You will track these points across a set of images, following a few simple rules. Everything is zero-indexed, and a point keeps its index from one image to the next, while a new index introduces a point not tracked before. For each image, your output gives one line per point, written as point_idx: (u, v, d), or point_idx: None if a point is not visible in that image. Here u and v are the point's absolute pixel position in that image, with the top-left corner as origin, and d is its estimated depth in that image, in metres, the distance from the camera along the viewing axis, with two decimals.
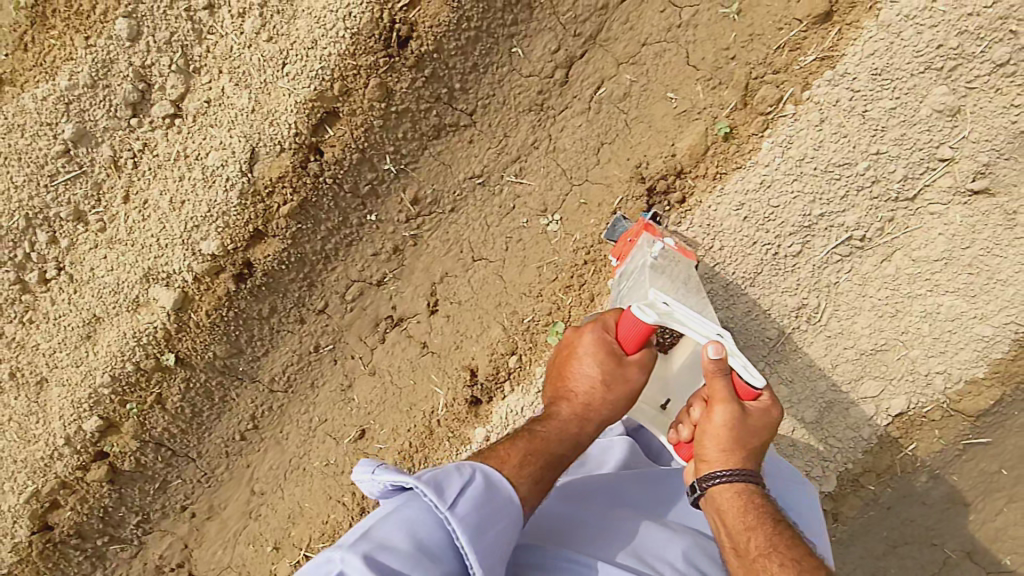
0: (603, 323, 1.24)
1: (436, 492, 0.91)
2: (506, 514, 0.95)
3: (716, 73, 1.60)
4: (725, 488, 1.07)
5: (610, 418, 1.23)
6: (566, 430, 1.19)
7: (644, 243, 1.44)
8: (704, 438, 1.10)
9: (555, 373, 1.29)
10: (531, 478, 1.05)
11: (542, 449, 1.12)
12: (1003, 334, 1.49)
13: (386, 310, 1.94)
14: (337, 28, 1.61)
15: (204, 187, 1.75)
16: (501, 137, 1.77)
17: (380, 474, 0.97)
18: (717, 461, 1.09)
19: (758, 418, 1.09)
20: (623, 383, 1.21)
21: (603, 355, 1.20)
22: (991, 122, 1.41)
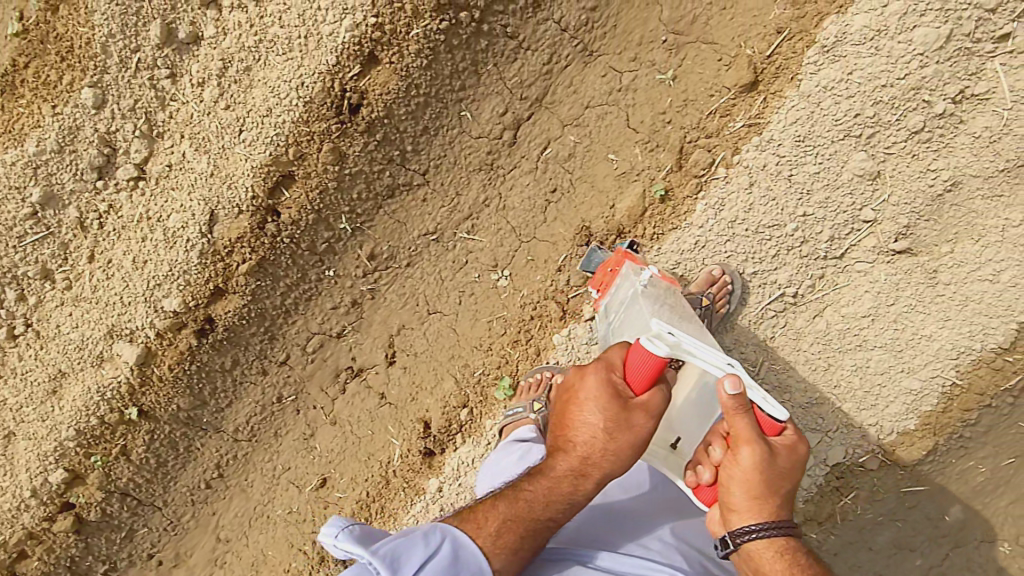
0: (609, 362, 1.19)
1: (391, 570, 1.01)
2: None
3: (653, 136, 1.68)
4: (760, 540, 1.09)
5: (612, 472, 1.20)
6: (557, 488, 1.21)
7: (630, 272, 1.47)
8: (733, 485, 1.10)
9: (557, 417, 1.27)
10: (507, 549, 1.15)
11: (525, 514, 1.19)
12: (931, 387, 1.57)
13: (346, 360, 2.00)
14: (290, 97, 1.68)
15: (166, 248, 1.81)
16: (453, 195, 1.84)
17: (341, 541, 1.06)
18: (747, 509, 1.10)
19: (785, 456, 1.09)
20: (629, 432, 1.16)
21: (606, 401, 1.16)
22: (910, 185, 1.50)
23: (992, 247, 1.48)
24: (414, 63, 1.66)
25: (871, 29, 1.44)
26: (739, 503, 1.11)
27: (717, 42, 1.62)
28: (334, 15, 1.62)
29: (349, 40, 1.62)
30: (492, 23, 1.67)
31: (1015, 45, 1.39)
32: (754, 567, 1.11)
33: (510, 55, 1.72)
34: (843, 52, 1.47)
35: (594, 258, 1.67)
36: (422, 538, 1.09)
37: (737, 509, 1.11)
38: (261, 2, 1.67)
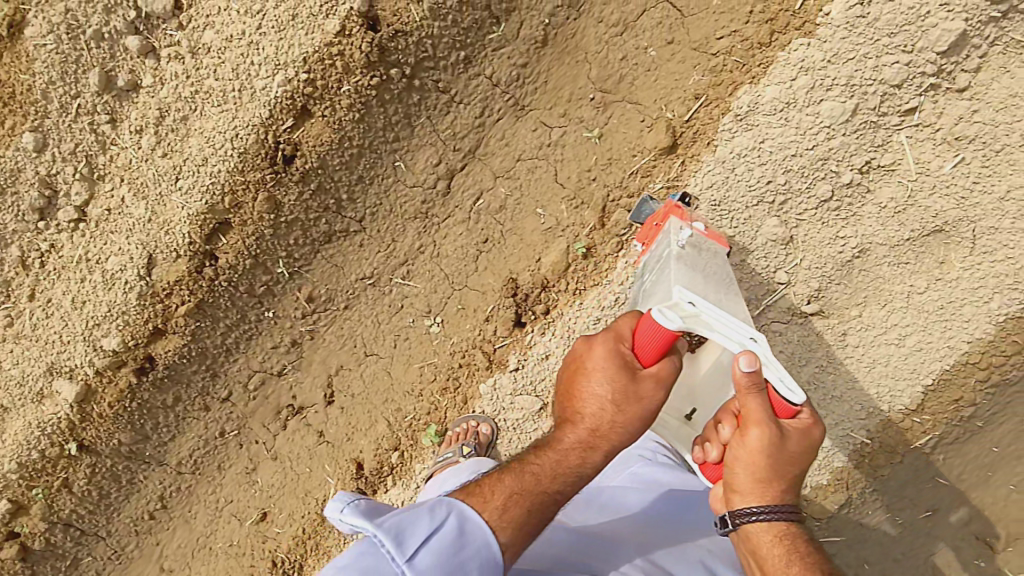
0: (616, 333, 1.18)
1: (395, 544, 0.92)
2: (471, 568, 0.95)
3: (579, 193, 1.73)
4: (761, 523, 1.07)
5: (621, 443, 1.17)
6: (566, 461, 1.14)
7: (673, 228, 1.44)
8: (738, 464, 1.08)
9: (563, 391, 1.24)
10: (512, 524, 1.01)
11: (531, 488, 1.09)
12: (842, 445, 1.67)
13: (287, 399, 2.04)
14: (225, 147, 1.71)
15: (105, 289, 1.84)
16: (389, 241, 1.88)
17: (345, 514, 0.98)
18: (750, 491, 1.08)
19: (795, 440, 1.07)
20: (637, 401, 1.14)
21: (615, 371, 1.15)
22: (822, 251, 1.55)
23: (897, 311, 1.57)
24: (346, 117, 1.70)
25: (781, 101, 1.49)
26: (744, 485, 1.09)
27: (641, 103, 1.67)
28: (267, 70, 1.66)
29: (282, 94, 1.66)
30: (424, 77, 1.71)
31: (920, 119, 1.46)
32: (752, 552, 1.08)
33: (443, 109, 1.76)
34: (755, 121, 1.53)
35: (645, 210, 1.60)
36: (429, 512, 0.98)
37: (740, 491, 1.09)
38: (197, 54, 1.70)
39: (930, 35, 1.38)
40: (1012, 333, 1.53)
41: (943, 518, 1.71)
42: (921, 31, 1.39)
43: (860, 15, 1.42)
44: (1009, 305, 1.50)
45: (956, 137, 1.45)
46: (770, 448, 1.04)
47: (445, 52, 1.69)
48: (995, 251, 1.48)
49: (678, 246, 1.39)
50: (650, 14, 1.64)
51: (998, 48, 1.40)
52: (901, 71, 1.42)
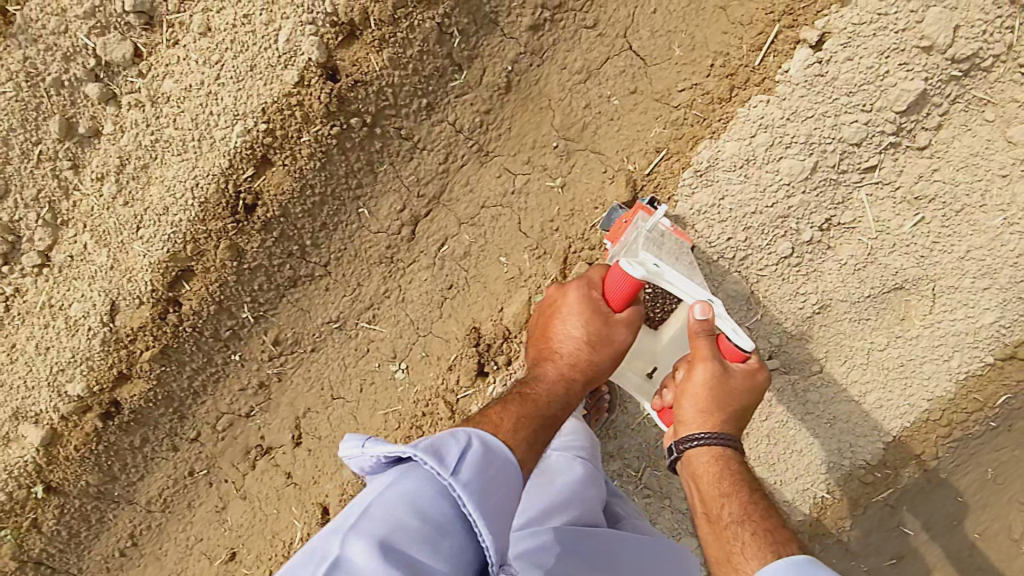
0: (588, 282, 1.34)
1: (436, 460, 0.95)
2: (503, 478, 0.99)
3: (542, 242, 1.73)
4: (701, 448, 1.23)
5: (598, 377, 1.32)
6: (556, 390, 1.28)
7: (639, 220, 1.42)
8: (685, 398, 1.23)
9: (541, 334, 1.41)
10: (523, 443, 1.10)
11: (534, 413, 1.20)
12: (804, 498, 1.65)
13: (255, 439, 2.02)
14: (185, 198, 1.70)
15: (68, 335, 1.83)
16: (354, 285, 1.86)
17: (369, 448, 1.01)
18: (694, 420, 1.23)
19: (737, 377, 1.22)
20: (609, 343, 1.30)
21: (588, 314, 1.30)
22: (783, 306, 1.55)
23: (857, 367, 1.56)
24: (307, 165, 1.68)
25: (741, 158, 1.50)
26: (689, 415, 1.24)
27: (603, 153, 1.67)
28: (226, 120, 1.65)
29: (241, 144, 1.65)
30: (385, 125, 1.70)
31: (880, 177, 1.46)
32: (692, 472, 1.25)
33: (406, 155, 1.74)
34: (715, 177, 1.53)
35: (613, 217, 1.55)
36: (454, 435, 1.01)
37: (686, 420, 1.24)
38: (157, 102, 1.69)
39: (888, 95, 1.39)
40: (974, 390, 1.56)
41: (908, 566, 1.71)
42: (880, 90, 1.40)
43: (818, 74, 1.43)
44: (968, 362, 1.54)
45: (916, 195, 1.45)
46: (713, 382, 1.19)
47: (406, 100, 1.68)
48: (953, 310, 1.50)
49: (646, 232, 1.36)
50: (613, 62, 1.64)
51: (960, 105, 1.41)
52: (860, 130, 1.42)
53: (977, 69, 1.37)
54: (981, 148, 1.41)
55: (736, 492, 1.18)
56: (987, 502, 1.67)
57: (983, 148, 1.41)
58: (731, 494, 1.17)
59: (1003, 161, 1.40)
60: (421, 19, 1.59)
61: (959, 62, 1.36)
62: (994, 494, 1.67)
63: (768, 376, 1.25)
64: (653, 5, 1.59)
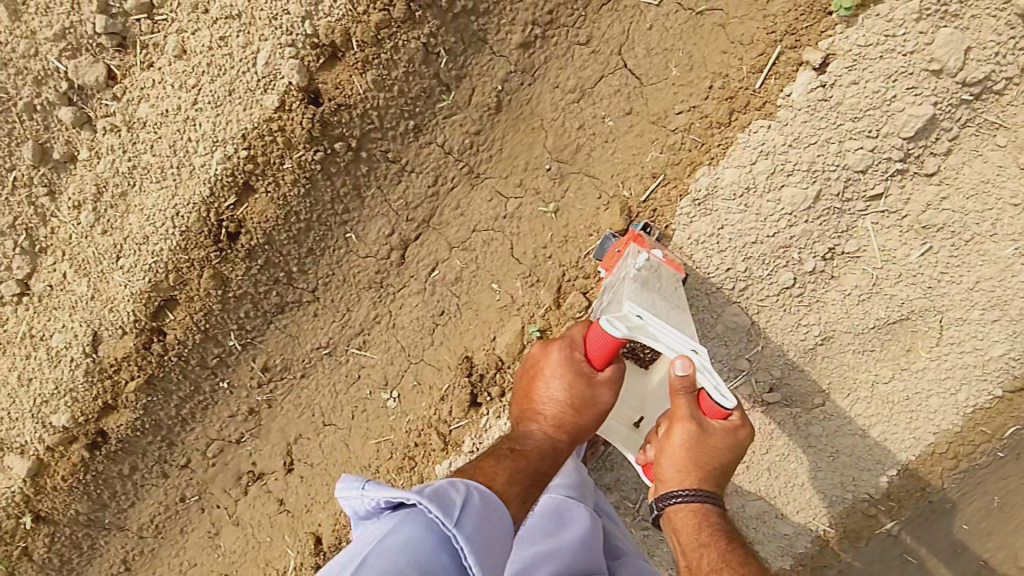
0: (569, 341, 1.27)
1: (439, 508, 0.90)
2: (503, 531, 0.96)
3: (535, 269, 1.67)
4: (682, 504, 1.18)
5: (583, 435, 1.27)
6: (544, 448, 1.24)
7: (631, 254, 1.37)
8: (665, 457, 1.17)
9: (524, 392, 1.35)
10: (516, 498, 1.09)
11: (526, 468, 1.16)
12: (807, 531, 1.61)
13: (246, 465, 1.97)
14: (166, 226, 1.65)
15: (51, 365, 1.78)
16: (343, 310, 1.80)
17: (369, 490, 0.97)
18: (674, 479, 1.18)
19: (718, 436, 1.14)
20: (593, 404, 1.23)
21: (569, 377, 1.23)
22: (785, 338, 1.49)
23: (862, 400, 1.51)
24: (291, 192, 1.62)
25: (741, 186, 1.43)
26: (670, 473, 1.18)
27: (598, 177, 1.60)
28: (205, 146, 1.59)
29: (222, 171, 1.59)
30: (370, 149, 1.63)
31: (886, 205, 1.40)
32: (672, 526, 1.21)
33: (394, 178, 1.68)
34: (714, 206, 1.46)
35: (606, 245, 1.49)
36: (453, 484, 0.98)
37: (667, 478, 1.19)
38: (133, 127, 1.62)
39: (895, 120, 1.33)
40: (981, 423, 1.51)
41: None
42: (886, 115, 1.34)
43: (822, 98, 1.37)
44: (976, 396, 1.49)
45: (924, 224, 1.39)
46: (691, 443, 1.13)
47: (392, 123, 1.61)
48: (963, 343, 1.44)
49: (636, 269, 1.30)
50: (607, 81, 1.57)
51: (970, 129, 1.35)
52: (865, 156, 1.36)
53: (988, 92, 1.31)
54: (993, 174, 1.35)
55: (714, 542, 1.15)
56: (997, 533, 1.62)
57: (995, 174, 1.35)
58: (710, 546, 1.14)
59: (1016, 188, 1.34)
60: (406, 39, 1.52)
61: (969, 85, 1.30)
62: (1004, 524, 1.61)
63: (753, 433, 1.17)
64: (648, 22, 1.53)
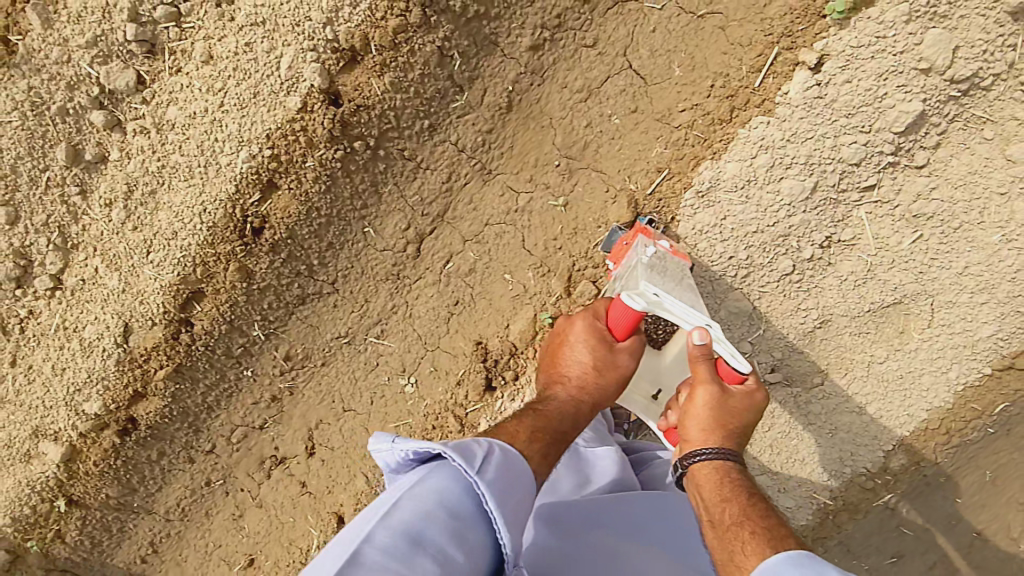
0: (594, 313, 1.41)
1: (463, 458, 0.98)
2: (522, 484, 1.04)
3: (546, 260, 1.76)
4: (705, 463, 1.25)
5: (602, 402, 1.38)
6: (565, 409, 1.34)
7: (639, 246, 1.46)
8: (689, 419, 1.26)
9: (550, 361, 1.48)
10: (536, 454, 1.16)
11: (546, 426, 1.26)
12: (805, 504, 1.71)
13: (269, 450, 2.06)
14: (194, 222, 1.73)
15: (83, 356, 1.86)
16: (362, 301, 1.89)
17: (400, 442, 1.02)
18: (698, 440, 1.26)
19: (738, 398, 1.24)
20: (614, 368, 1.36)
21: (593, 342, 1.37)
22: (785, 322, 1.59)
23: (857, 379, 1.60)
24: (313, 189, 1.70)
25: (742, 179, 1.52)
26: (695, 435, 1.27)
27: (606, 172, 1.69)
28: (231, 146, 1.67)
29: (247, 169, 1.67)
30: (388, 147, 1.71)
31: (879, 196, 1.49)
32: (697, 487, 1.25)
33: (410, 175, 1.76)
34: (716, 198, 1.56)
35: (613, 239, 1.62)
36: (476, 441, 1.05)
37: (691, 440, 1.27)
38: (162, 129, 1.71)
39: (887, 116, 1.42)
40: (971, 399, 1.60)
41: (908, 567, 1.76)
42: (878, 111, 1.42)
43: (817, 97, 1.45)
44: (967, 373, 1.57)
45: (915, 214, 1.48)
46: (712, 403, 1.22)
47: (409, 122, 1.69)
48: (952, 324, 1.53)
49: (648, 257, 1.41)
50: (613, 81, 1.65)
51: (959, 123, 1.42)
52: (859, 150, 1.45)
53: (976, 88, 1.39)
54: (980, 166, 1.43)
55: (736, 497, 1.18)
56: (986, 504, 1.71)
57: (982, 166, 1.43)
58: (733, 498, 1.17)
59: (1002, 178, 1.42)
60: (422, 43, 1.60)
61: (957, 82, 1.38)
62: (992, 496, 1.70)
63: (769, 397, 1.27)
64: (652, 25, 1.61)
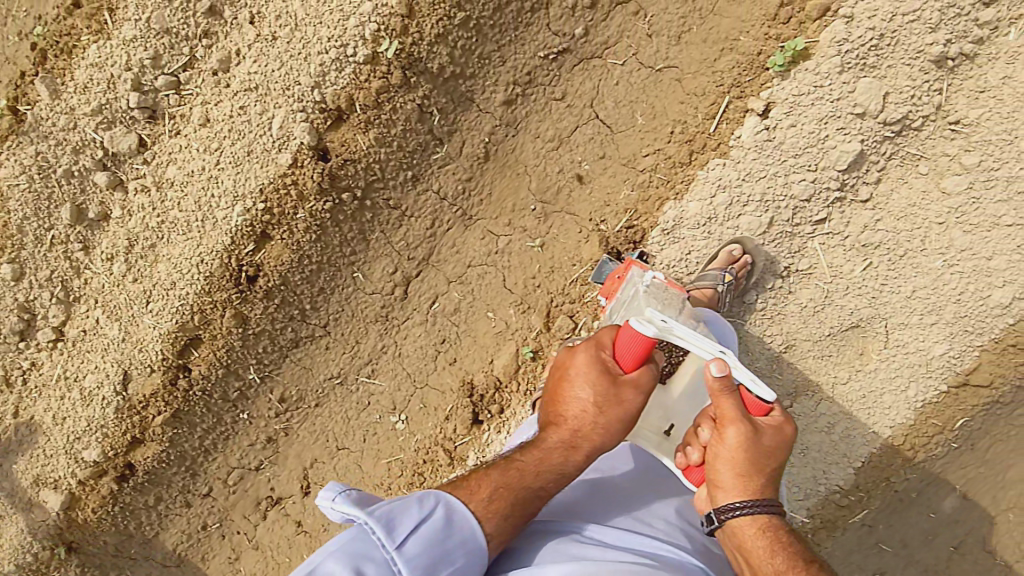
0: (597, 342, 1.31)
1: (386, 531, 1.01)
2: (456, 556, 1.06)
3: (525, 298, 1.86)
4: (744, 517, 1.16)
5: (601, 445, 1.29)
6: (553, 457, 1.28)
7: (637, 277, 1.49)
8: (721, 462, 1.18)
9: (549, 394, 1.38)
10: (496, 514, 1.15)
11: (515, 482, 1.22)
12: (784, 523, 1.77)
13: (265, 491, 2.11)
14: (191, 273, 1.82)
15: (83, 405, 1.93)
16: (353, 342, 1.98)
17: (336, 502, 1.06)
18: (733, 488, 1.17)
19: (769, 435, 1.17)
20: (617, 405, 1.27)
21: (595, 378, 1.27)
22: (754, 349, 1.69)
23: (824, 400, 1.69)
24: (304, 238, 1.81)
25: (704, 216, 1.66)
26: (726, 481, 1.18)
27: (577, 214, 1.80)
28: (227, 201, 1.78)
29: (242, 222, 1.78)
30: (375, 197, 1.83)
31: (830, 228, 1.61)
32: (738, 545, 1.18)
33: (396, 222, 1.87)
34: (681, 235, 1.69)
35: (606, 270, 1.69)
36: (416, 503, 1.08)
37: (724, 487, 1.19)
38: (162, 187, 1.82)
39: (830, 155, 1.56)
40: (931, 416, 1.68)
41: None
42: (822, 151, 1.56)
43: (766, 139, 1.59)
44: (925, 391, 1.65)
45: (864, 243, 1.60)
46: (747, 444, 1.15)
47: (393, 173, 1.81)
48: (907, 345, 1.62)
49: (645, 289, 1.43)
50: (582, 130, 1.79)
51: (896, 161, 1.57)
52: (808, 186, 1.58)
53: (908, 129, 1.54)
54: (918, 199, 1.57)
55: (790, 567, 1.12)
56: (960, 518, 1.77)
57: (920, 199, 1.57)
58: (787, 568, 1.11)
59: (939, 210, 1.55)
60: (403, 101, 1.73)
61: (890, 124, 1.53)
62: (965, 510, 1.77)
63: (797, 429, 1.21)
64: (616, 78, 1.76)
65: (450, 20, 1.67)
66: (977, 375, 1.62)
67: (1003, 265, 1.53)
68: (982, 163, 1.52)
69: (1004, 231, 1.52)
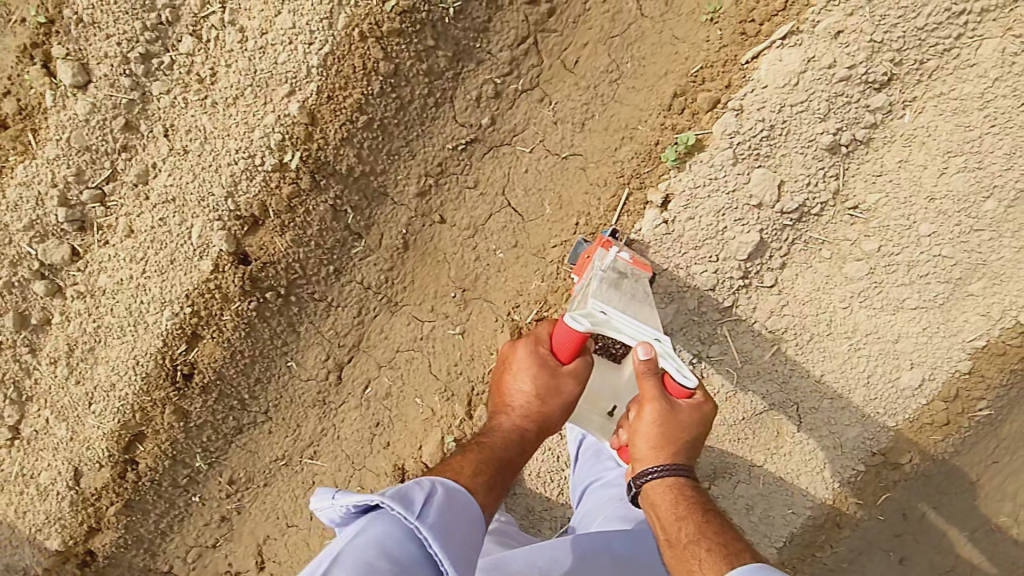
0: (534, 339, 1.47)
1: (403, 505, 1.03)
2: (468, 521, 1.09)
3: (450, 384, 1.91)
4: (657, 479, 1.32)
5: (547, 425, 1.46)
6: (509, 437, 1.43)
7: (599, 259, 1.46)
8: (638, 436, 1.33)
9: (497, 389, 1.54)
10: (482, 485, 1.24)
11: (489, 456, 1.35)
12: None
13: (224, 567, 2.14)
14: (129, 374, 1.89)
15: (40, 499, 1.99)
16: (294, 426, 2.02)
17: (339, 498, 1.10)
18: (648, 456, 1.33)
19: (685, 412, 1.31)
20: (557, 394, 1.43)
21: (535, 369, 1.43)
22: None
23: (740, 483, 1.70)
24: (234, 334, 1.86)
25: None
26: (643, 452, 1.34)
27: (494, 302, 1.85)
28: (155, 307, 1.84)
29: (172, 325, 1.84)
30: (299, 292, 1.87)
31: (738, 314, 1.62)
32: (651, 505, 1.32)
33: (323, 313, 1.91)
34: None
35: (579, 252, 1.65)
36: (418, 484, 1.11)
37: (641, 457, 1.34)
38: (96, 294, 1.88)
39: (730, 246, 1.57)
40: (850, 492, 1.68)
41: None
42: (721, 243, 1.57)
43: (664, 233, 1.59)
44: (840, 470, 1.67)
45: (770, 330, 1.62)
46: (660, 419, 1.29)
47: (315, 269, 1.85)
48: (817, 429, 1.66)
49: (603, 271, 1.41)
50: (496, 218, 1.80)
51: (799, 245, 1.58)
52: (710, 277, 1.59)
53: (808, 216, 1.55)
54: (822, 284, 1.59)
55: (689, 515, 1.24)
56: None
57: (824, 282, 1.59)
58: (685, 515, 1.24)
59: (843, 294, 1.58)
60: (315, 203, 1.76)
61: (788, 212, 1.54)
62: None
63: (715, 409, 1.35)
64: (525, 165, 1.76)
65: (354, 123, 1.69)
66: (892, 455, 1.65)
67: (909, 348, 1.58)
68: (881, 249, 1.54)
69: (908, 314, 1.57)
